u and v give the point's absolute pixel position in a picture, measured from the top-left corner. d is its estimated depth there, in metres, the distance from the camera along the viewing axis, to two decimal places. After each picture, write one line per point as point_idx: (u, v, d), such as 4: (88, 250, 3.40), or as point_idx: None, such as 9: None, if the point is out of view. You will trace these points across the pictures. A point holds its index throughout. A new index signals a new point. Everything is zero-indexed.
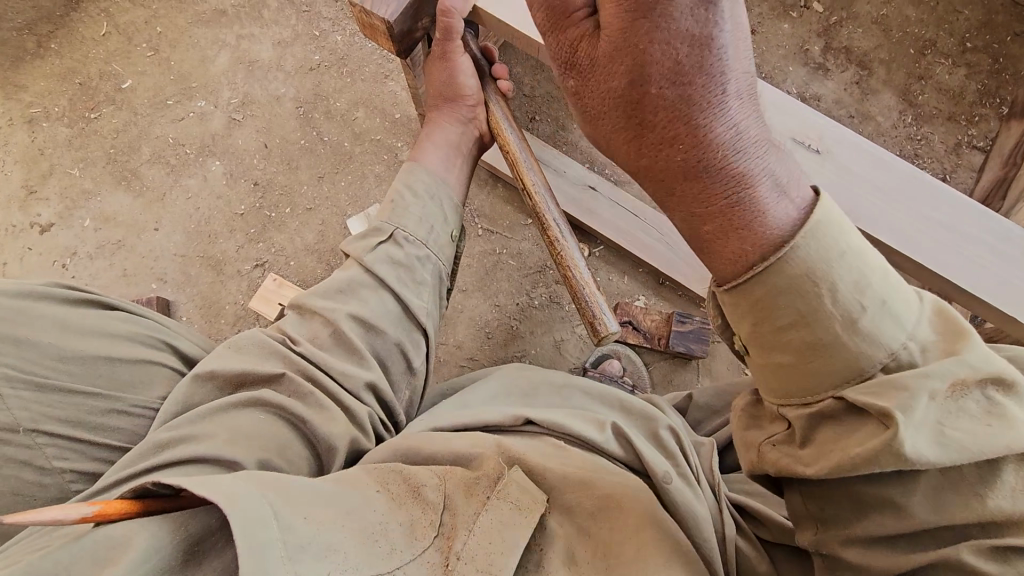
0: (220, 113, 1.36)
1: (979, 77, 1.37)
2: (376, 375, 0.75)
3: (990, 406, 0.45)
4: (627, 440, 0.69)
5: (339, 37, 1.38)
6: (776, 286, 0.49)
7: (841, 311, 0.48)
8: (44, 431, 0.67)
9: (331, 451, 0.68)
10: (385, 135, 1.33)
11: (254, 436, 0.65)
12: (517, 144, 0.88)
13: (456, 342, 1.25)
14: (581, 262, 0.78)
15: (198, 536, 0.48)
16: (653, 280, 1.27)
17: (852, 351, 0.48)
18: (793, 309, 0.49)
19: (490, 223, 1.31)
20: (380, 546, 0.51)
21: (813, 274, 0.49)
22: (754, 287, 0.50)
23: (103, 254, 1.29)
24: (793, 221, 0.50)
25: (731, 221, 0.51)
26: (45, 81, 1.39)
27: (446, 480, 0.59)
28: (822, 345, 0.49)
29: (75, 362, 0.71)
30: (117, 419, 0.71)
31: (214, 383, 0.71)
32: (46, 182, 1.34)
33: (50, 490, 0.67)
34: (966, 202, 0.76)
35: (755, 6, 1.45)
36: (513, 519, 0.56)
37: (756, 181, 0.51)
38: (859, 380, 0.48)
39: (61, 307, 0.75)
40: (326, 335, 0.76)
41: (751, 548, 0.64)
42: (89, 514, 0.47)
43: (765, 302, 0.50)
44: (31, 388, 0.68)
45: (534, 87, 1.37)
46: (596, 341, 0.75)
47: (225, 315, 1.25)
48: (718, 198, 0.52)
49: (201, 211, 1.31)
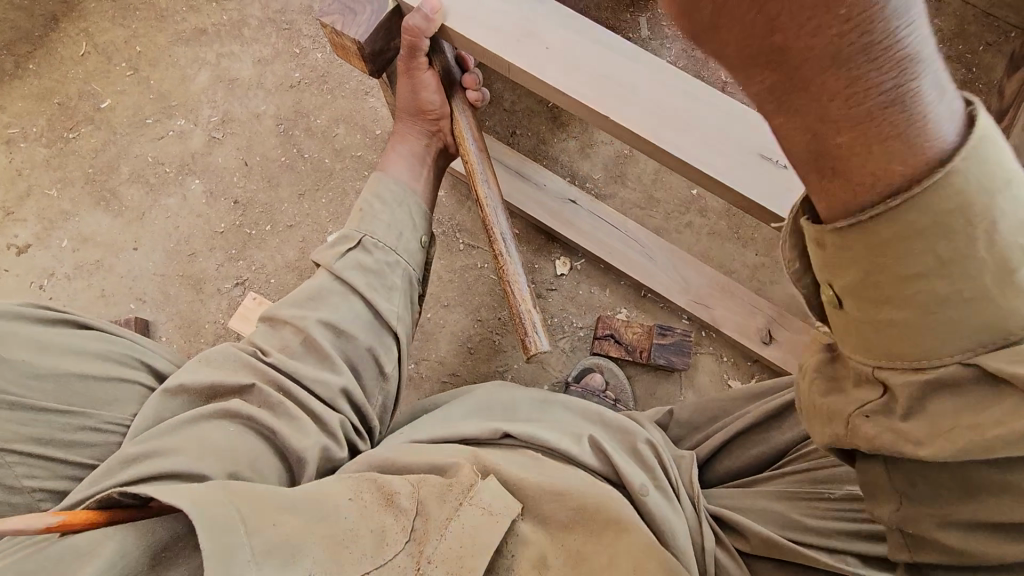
0: (200, 132, 1.36)
1: (953, 87, 1.39)
2: (348, 379, 0.75)
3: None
4: (604, 452, 0.68)
5: (319, 55, 1.39)
6: (902, 228, 0.40)
7: (993, 259, 0.39)
8: (14, 450, 0.66)
9: (301, 462, 0.68)
10: (366, 151, 1.33)
11: (225, 447, 0.64)
12: (477, 154, 0.89)
13: (438, 359, 1.25)
14: (521, 276, 0.81)
15: (165, 543, 0.49)
16: (635, 293, 1.27)
17: (1002, 307, 0.39)
18: (895, 263, 0.41)
19: (472, 238, 1.31)
20: (349, 551, 0.51)
21: (963, 208, 0.39)
22: (877, 228, 0.41)
23: (81, 275, 1.28)
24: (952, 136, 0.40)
25: (884, 129, 0.39)
26: (23, 101, 1.39)
27: (418, 486, 0.58)
28: (953, 299, 0.40)
29: (46, 380, 0.70)
30: (91, 436, 0.70)
31: (184, 397, 0.70)
32: (24, 203, 1.33)
33: (19, 508, 0.66)
34: None
35: None
36: (482, 520, 0.55)
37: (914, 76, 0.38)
38: (997, 345, 0.39)
39: (39, 326, 0.74)
40: (295, 343, 0.75)
41: (731, 559, 0.63)
42: (53, 525, 0.47)
43: (885, 245, 0.41)
44: (2, 407, 0.66)
45: (514, 102, 1.38)
46: (527, 355, 0.78)
47: (204, 334, 1.24)
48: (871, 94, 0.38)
49: (180, 230, 1.30)
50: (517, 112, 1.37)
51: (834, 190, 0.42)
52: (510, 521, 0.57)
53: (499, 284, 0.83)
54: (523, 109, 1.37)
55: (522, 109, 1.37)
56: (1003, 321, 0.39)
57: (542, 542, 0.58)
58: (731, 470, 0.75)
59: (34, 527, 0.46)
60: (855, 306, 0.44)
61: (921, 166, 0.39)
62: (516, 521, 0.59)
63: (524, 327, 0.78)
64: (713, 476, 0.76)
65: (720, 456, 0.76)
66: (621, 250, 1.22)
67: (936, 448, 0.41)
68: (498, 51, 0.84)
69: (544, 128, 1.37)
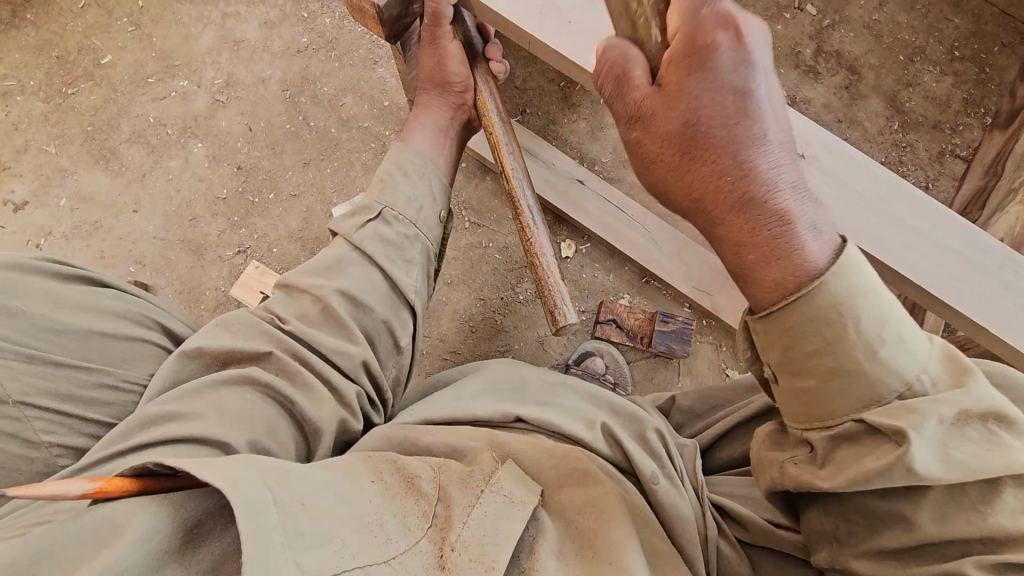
0: (203, 93, 1.33)
1: (965, 86, 1.39)
2: (366, 351, 0.75)
3: (987, 433, 0.49)
4: (614, 438, 0.70)
5: (328, 20, 1.35)
6: (805, 315, 0.53)
7: (863, 342, 0.51)
8: (33, 405, 0.65)
9: (317, 432, 0.69)
10: (373, 122, 1.31)
11: (243, 416, 0.65)
12: (501, 127, 0.88)
13: (439, 335, 1.25)
14: (549, 250, 0.79)
15: (198, 519, 0.50)
16: (638, 278, 1.27)
17: (869, 378, 0.51)
18: (818, 339, 0.52)
19: (477, 216, 1.30)
20: (375, 535, 0.51)
21: (842, 307, 0.52)
22: (787, 315, 0.54)
23: (79, 235, 1.26)
24: (828, 258, 0.54)
25: (774, 252, 0.54)
26: (20, 52, 1.35)
27: (438, 471, 0.60)
28: (843, 370, 0.52)
29: (66, 336, 0.69)
30: (107, 395, 0.69)
31: (200, 361, 0.71)
32: (20, 158, 1.30)
33: (37, 464, 0.65)
34: (950, 215, 0.76)
35: (749, 6, 1.46)
36: (505, 507, 0.56)
37: (795, 220, 0.55)
38: (876, 405, 0.52)
39: (54, 282, 0.73)
40: (314, 312, 0.75)
41: (731, 549, 0.65)
42: (89, 491, 0.49)
43: (793, 330, 0.54)
44: (20, 360, 0.66)
45: (525, 80, 1.36)
46: (555, 331, 0.76)
47: (204, 301, 1.23)
48: (762, 231, 0.55)
49: (181, 194, 1.28)
50: (529, 90, 1.35)
51: (750, 275, 0.56)
52: (533, 505, 0.58)
53: (526, 259, 0.80)
54: (534, 88, 1.35)
55: (534, 87, 1.35)
56: (879, 387, 0.51)
57: (557, 526, 0.60)
58: (731, 460, 0.76)
59: (72, 494, 0.48)
60: (788, 376, 0.55)
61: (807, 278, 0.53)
62: (537, 509, 0.60)
63: (554, 301, 0.76)
64: (713, 463, 0.77)
65: (723, 444, 0.77)
66: (630, 235, 1.23)
67: (836, 483, 0.53)
68: (524, 25, 0.83)
69: (554, 109, 1.35)
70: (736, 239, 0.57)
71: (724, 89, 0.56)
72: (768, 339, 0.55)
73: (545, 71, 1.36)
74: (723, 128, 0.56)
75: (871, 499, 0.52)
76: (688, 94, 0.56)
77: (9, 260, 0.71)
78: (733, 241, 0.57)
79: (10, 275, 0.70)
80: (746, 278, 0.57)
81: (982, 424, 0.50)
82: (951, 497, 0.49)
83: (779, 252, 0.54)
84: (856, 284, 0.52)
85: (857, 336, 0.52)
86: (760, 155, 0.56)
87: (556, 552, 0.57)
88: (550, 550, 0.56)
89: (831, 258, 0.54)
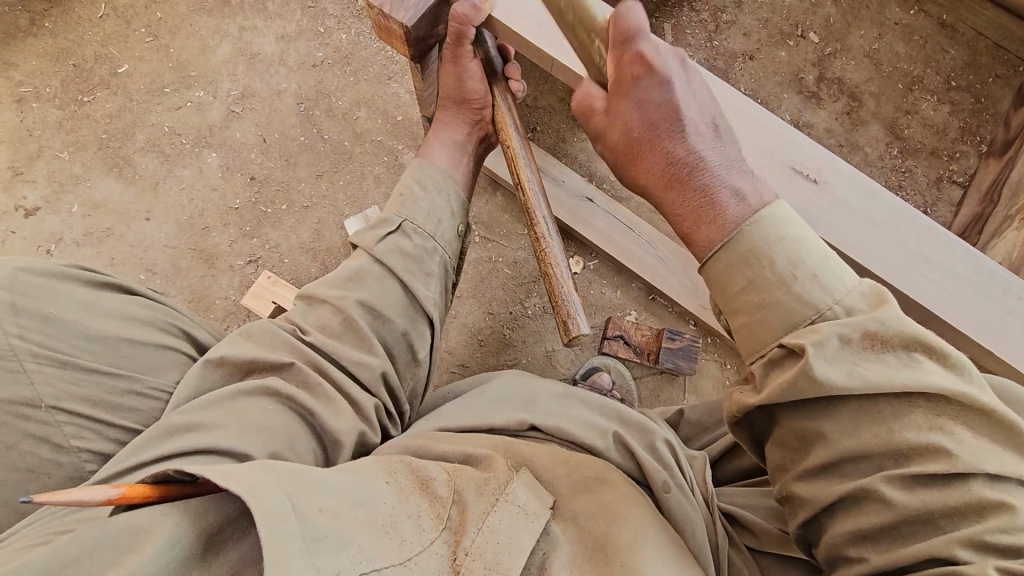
0: (219, 104, 1.34)
1: (961, 115, 1.43)
2: (384, 363, 0.75)
3: (907, 360, 0.53)
4: (626, 448, 0.71)
5: (344, 36, 1.38)
6: (727, 258, 0.61)
7: (779, 275, 0.58)
8: (65, 410, 0.66)
9: (337, 444, 0.69)
10: (386, 136, 1.33)
11: (266, 425, 0.65)
12: (518, 142, 0.89)
13: (448, 348, 1.26)
14: (563, 261, 0.81)
15: (217, 526, 0.50)
16: (645, 295, 1.29)
17: (786, 306, 0.58)
18: (741, 277, 0.60)
19: (487, 230, 1.32)
20: (391, 538, 0.51)
21: (758, 249, 0.60)
22: (715, 263, 0.62)
23: (90, 241, 1.26)
24: (743, 215, 0.62)
25: (698, 217, 0.65)
26: (36, 60, 1.36)
27: (454, 474, 0.61)
28: (768, 301, 0.58)
29: (96, 342, 0.70)
30: (136, 401, 0.70)
31: (224, 369, 0.71)
32: (34, 164, 1.30)
33: (65, 469, 0.65)
34: (955, 242, 0.79)
35: (754, 32, 1.50)
36: (519, 517, 0.57)
37: (716, 188, 0.64)
38: (794, 328, 0.57)
39: (86, 288, 0.73)
40: (335, 324, 0.76)
41: (742, 559, 0.67)
42: (113, 497, 0.49)
43: (723, 270, 0.62)
44: (54, 365, 0.67)
45: (536, 98, 1.39)
46: (567, 342, 0.78)
47: (215, 310, 1.23)
48: (687, 203, 0.66)
49: (194, 203, 1.29)
50: (539, 109, 1.38)
51: (690, 238, 0.66)
52: (544, 517, 0.58)
53: (540, 269, 0.82)
54: (545, 106, 1.38)
55: (544, 106, 1.38)
56: (794, 313, 0.57)
57: (572, 538, 0.60)
58: (740, 470, 0.77)
59: (97, 499, 0.49)
60: (731, 317, 0.62)
61: (724, 233, 0.62)
62: (550, 520, 0.60)
63: (566, 310, 0.78)
64: (723, 475, 0.79)
65: (731, 455, 0.78)
66: (638, 252, 1.25)
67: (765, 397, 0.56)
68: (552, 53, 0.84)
69: (564, 127, 1.38)
70: (674, 212, 0.67)
71: (644, 95, 0.68)
72: (713, 282, 0.63)
73: (556, 90, 1.39)
74: (644, 126, 0.68)
75: (794, 416, 0.56)
76: (636, 93, 0.68)
77: (40, 265, 0.71)
78: (673, 215, 0.68)
79: (42, 280, 0.70)
80: (687, 241, 0.66)
81: (904, 353, 0.54)
82: (865, 414, 0.53)
83: (700, 218, 0.64)
84: (776, 224, 0.60)
85: (772, 273, 0.59)
86: (682, 144, 0.67)
87: (568, 562, 0.57)
88: (563, 565, 0.56)
89: (746, 216, 0.62)
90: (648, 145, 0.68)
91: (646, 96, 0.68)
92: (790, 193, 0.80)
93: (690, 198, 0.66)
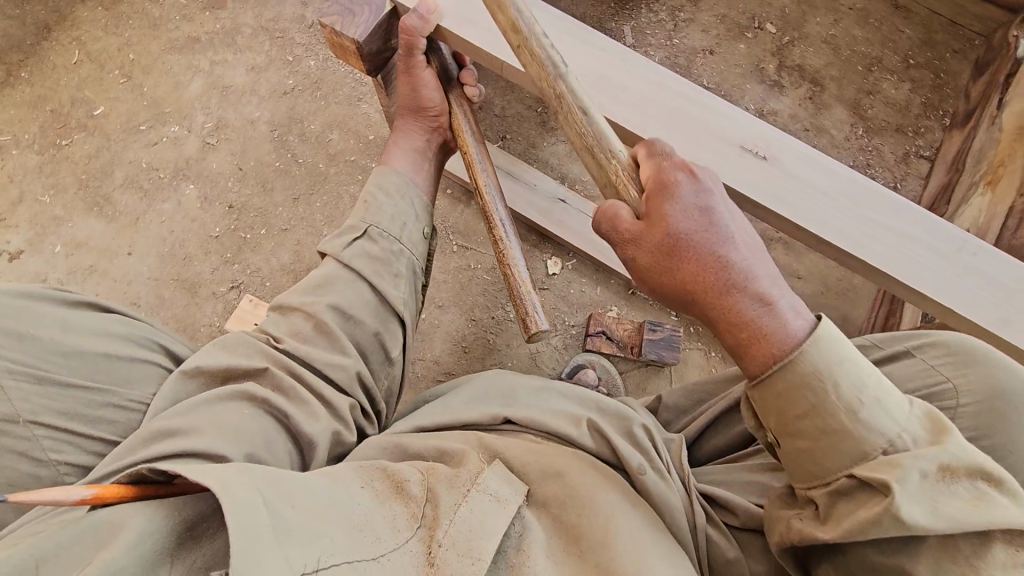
0: (194, 137, 1.37)
1: (922, 91, 1.46)
2: (357, 363, 0.77)
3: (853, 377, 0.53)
4: (601, 435, 0.71)
5: (313, 62, 1.41)
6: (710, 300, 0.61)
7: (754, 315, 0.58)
8: (43, 424, 0.67)
9: (311, 445, 0.69)
10: (359, 155, 1.35)
11: (240, 429, 0.65)
12: (474, 143, 0.92)
13: (433, 357, 1.27)
14: (520, 261, 0.82)
15: (192, 522, 0.50)
16: (623, 290, 1.31)
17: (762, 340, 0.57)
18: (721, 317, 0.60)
19: (464, 238, 1.34)
20: (364, 535, 0.51)
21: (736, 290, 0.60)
22: (783, 375, 0.55)
23: (74, 279, 1.28)
24: (802, 330, 0.56)
25: (759, 331, 0.57)
26: (15, 109, 1.39)
27: (427, 474, 0.60)
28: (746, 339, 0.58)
29: (74, 358, 0.71)
30: (113, 413, 0.71)
31: (200, 378, 0.72)
32: (16, 209, 1.33)
33: (44, 481, 0.66)
34: (908, 205, 0.80)
35: (712, 28, 1.54)
36: (493, 506, 0.56)
37: (773, 297, 0.58)
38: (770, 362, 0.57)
39: (63, 308, 0.74)
40: (307, 329, 0.77)
41: (721, 536, 0.66)
42: (88, 497, 0.49)
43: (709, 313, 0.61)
44: (30, 381, 0.67)
45: (504, 107, 1.42)
46: (529, 337, 0.79)
47: (200, 337, 1.24)
48: (744, 316, 0.58)
49: (175, 235, 1.31)
50: (507, 117, 1.41)
51: (744, 349, 0.58)
52: (517, 504, 0.58)
53: (500, 268, 0.83)
54: (513, 114, 1.41)
55: (513, 114, 1.41)
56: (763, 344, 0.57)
57: (545, 526, 0.60)
58: (717, 450, 0.78)
59: (71, 499, 0.48)
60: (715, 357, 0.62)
61: (788, 347, 0.55)
62: (523, 507, 0.60)
63: (525, 308, 0.79)
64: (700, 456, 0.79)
65: (709, 436, 0.79)
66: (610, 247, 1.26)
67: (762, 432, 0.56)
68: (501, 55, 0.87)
69: (533, 133, 1.40)
70: (725, 323, 0.59)
71: (693, 209, 0.62)
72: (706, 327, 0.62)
73: (523, 99, 1.42)
74: (697, 231, 0.61)
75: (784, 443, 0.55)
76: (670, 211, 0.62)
77: (17, 287, 0.72)
78: (725, 333, 0.59)
79: (17, 299, 0.71)
80: (742, 355, 0.58)
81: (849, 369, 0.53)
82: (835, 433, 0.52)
83: (759, 338, 0.57)
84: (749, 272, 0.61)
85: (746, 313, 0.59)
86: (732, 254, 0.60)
87: (544, 548, 0.57)
88: (539, 548, 0.57)
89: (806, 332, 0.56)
90: (698, 250, 0.60)
91: (694, 212, 0.62)
92: (744, 172, 0.81)
93: (745, 304, 0.58)
